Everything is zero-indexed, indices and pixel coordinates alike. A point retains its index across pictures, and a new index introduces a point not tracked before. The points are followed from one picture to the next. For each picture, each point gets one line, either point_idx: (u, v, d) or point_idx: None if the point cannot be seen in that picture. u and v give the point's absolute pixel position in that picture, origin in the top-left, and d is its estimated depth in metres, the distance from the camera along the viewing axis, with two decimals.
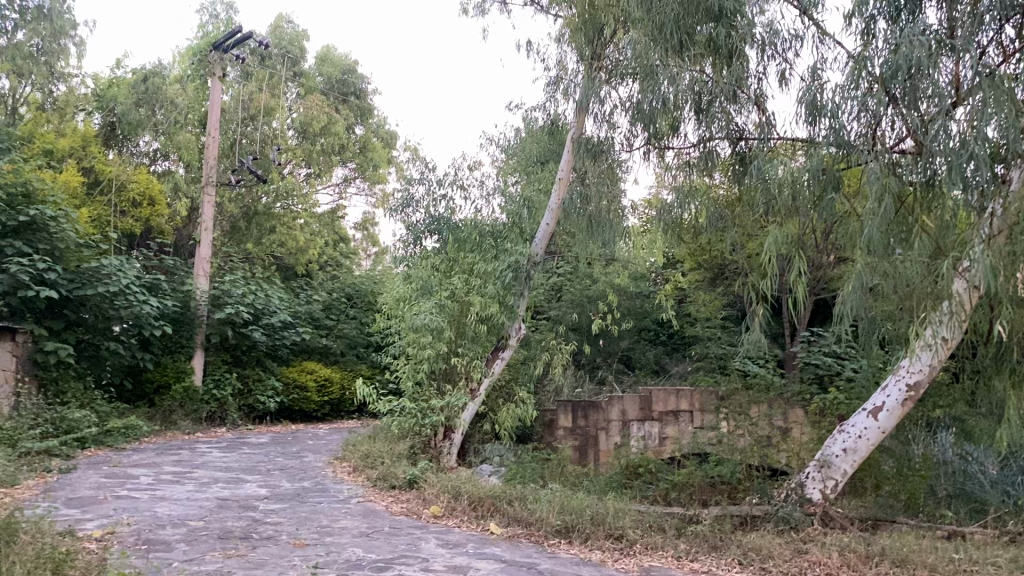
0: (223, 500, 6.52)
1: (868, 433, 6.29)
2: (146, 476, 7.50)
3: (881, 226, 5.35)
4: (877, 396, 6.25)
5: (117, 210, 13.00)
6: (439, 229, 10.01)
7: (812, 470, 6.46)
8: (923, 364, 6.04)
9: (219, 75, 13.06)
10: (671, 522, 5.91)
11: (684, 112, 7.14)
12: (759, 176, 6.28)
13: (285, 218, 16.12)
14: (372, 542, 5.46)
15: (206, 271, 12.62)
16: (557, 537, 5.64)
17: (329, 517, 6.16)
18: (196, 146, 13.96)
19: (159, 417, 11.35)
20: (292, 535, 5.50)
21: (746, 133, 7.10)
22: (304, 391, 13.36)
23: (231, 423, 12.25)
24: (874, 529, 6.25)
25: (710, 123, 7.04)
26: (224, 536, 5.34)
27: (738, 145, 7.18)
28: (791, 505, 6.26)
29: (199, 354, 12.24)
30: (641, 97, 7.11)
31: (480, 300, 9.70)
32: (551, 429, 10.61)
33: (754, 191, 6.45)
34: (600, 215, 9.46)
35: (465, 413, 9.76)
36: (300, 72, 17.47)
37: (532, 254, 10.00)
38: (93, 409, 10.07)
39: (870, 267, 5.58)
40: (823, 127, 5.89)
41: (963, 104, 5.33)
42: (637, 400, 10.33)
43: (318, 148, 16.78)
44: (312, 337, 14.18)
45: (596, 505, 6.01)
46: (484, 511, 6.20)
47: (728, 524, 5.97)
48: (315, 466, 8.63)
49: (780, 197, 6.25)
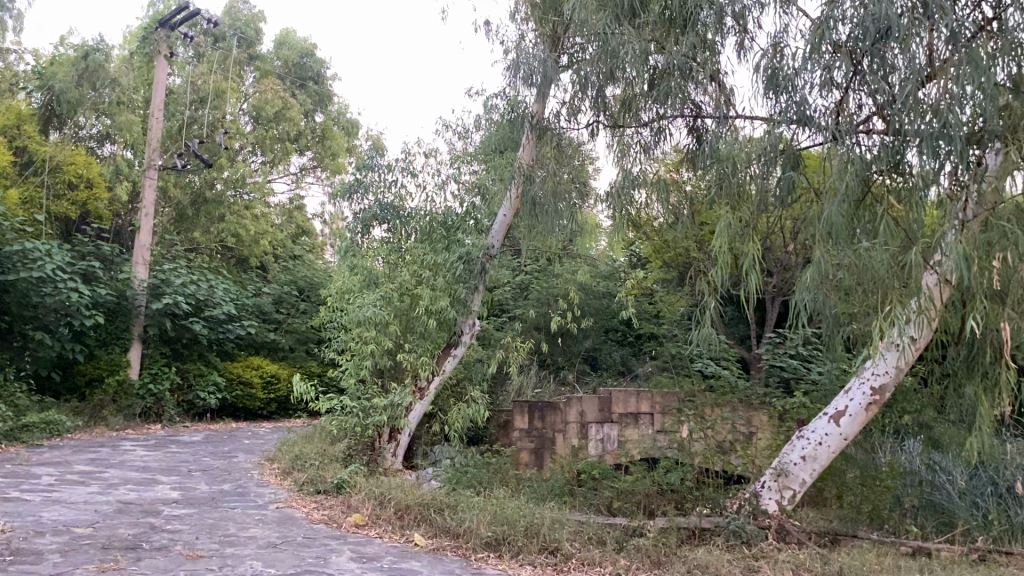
0: (123, 504, 5.89)
1: (829, 439, 5.82)
2: (48, 475, 6.85)
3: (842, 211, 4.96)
4: (839, 401, 5.79)
5: (52, 192, 12.28)
6: (386, 217, 9.40)
7: (768, 479, 5.98)
8: (888, 366, 5.62)
9: (165, 54, 12.42)
10: (612, 535, 5.35)
11: (638, 87, 6.76)
12: (712, 157, 6.06)
13: (235, 205, 15.46)
14: (277, 554, 4.89)
15: (146, 258, 11.96)
16: (485, 550, 5.12)
17: (237, 524, 5.59)
18: (139, 126, 13.30)
19: (87, 411, 10.67)
20: (188, 545, 4.92)
21: (703, 112, 6.63)
22: (248, 387, 12.77)
23: (168, 419, 11.59)
24: (833, 545, 5.67)
25: (664, 99, 6.57)
26: (107, 546, 4.74)
27: (694, 124, 6.70)
28: (743, 517, 5.72)
29: (136, 346, 11.61)
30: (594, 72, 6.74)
31: (429, 292, 9.16)
32: (506, 431, 9.99)
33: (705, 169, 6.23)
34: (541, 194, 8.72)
35: (411, 415, 9.21)
36: (255, 54, 16.69)
37: (487, 247, 9.49)
38: (10, 403, 9.43)
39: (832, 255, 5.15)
40: (784, 100, 5.45)
41: (937, 79, 4.86)
42: (596, 400, 9.75)
43: (272, 134, 16.22)
44: (260, 332, 13.57)
45: (532, 514, 5.48)
46: (410, 520, 5.65)
47: (674, 537, 5.41)
48: (241, 467, 8.03)
49: (736, 177, 6.01)
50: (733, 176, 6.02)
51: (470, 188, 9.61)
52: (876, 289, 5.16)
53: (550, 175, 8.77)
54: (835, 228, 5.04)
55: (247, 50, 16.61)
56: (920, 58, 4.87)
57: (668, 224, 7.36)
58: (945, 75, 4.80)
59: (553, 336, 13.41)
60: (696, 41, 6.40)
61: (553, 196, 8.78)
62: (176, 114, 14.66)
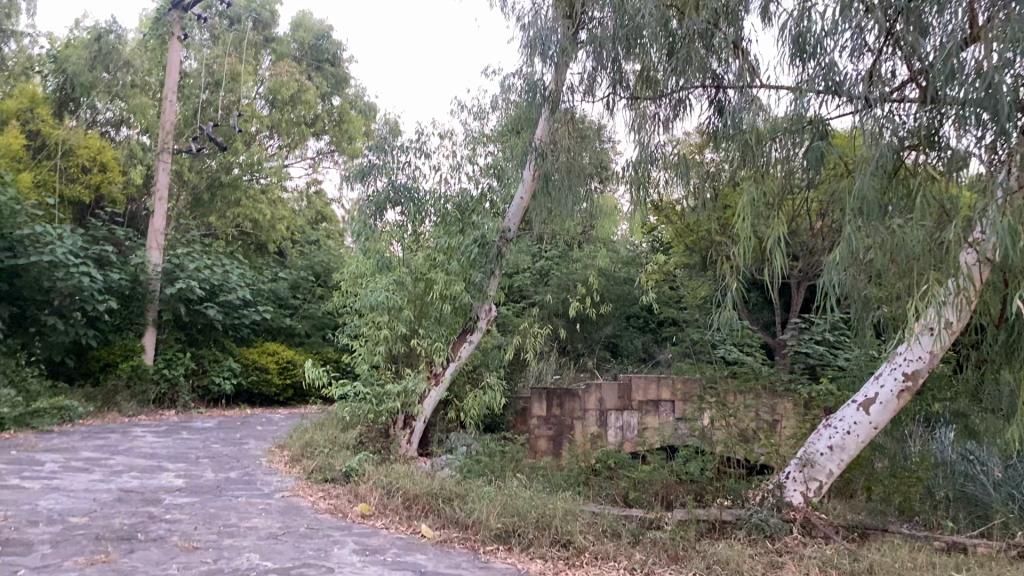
0: (123, 492, 5.72)
1: (858, 428, 5.52)
2: (52, 462, 6.71)
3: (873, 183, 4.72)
4: (868, 388, 5.49)
5: (65, 176, 12.17)
6: (400, 200, 9.14)
7: (792, 470, 5.69)
8: (921, 350, 5.31)
9: (179, 35, 12.26)
10: (627, 527, 5.10)
11: (652, 54, 6.59)
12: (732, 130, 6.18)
13: (251, 190, 15.29)
14: (276, 545, 4.68)
15: (160, 243, 11.84)
16: (494, 543, 4.90)
17: (238, 514, 5.40)
18: (153, 109, 13.15)
19: (101, 397, 10.57)
20: (186, 536, 4.73)
21: (725, 83, 6.38)
22: (264, 373, 12.64)
23: (183, 405, 11.48)
24: (862, 540, 5.39)
25: (681, 69, 6.35)
26: (100, 537, 4.56)
27: (715, 95, 6.50)
28: (767, 511, 5.45)
29: (150, 331, 11.51)
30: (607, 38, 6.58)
31: (443, 277, 8.91)
32: (524, 419, 9.79)
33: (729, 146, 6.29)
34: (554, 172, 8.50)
35: (426, 402, 8.96)
36: (272, 37, 16.52)
37: (503, 230, 9.14)
38: (22, 389, 9.36)
39: (862, 233, 4.88)
40: (811, 67, 5.14)
41: (979, 39, 4.57)
42: (615, 388, 9.51)
43: (288, 118, 16.05)
44: (275, 317, 13.45)
45: (544, 505, 5.25)
46: (417, 511, 5.43)
47: (694, 531, 5.15)
48: (250, 454, 7.85)
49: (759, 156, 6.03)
50: (758, 152, 6.04)
51: (484, 170, 9.39)
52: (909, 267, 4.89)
53: (564, 154, 8.53)
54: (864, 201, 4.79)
55: (263, 32, 16.43)
56: (960, 18, 4.61)
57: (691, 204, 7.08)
58: (989, 35, 4.46)
59: (572, 321, 13.14)
60: (718, 8, 6.12)
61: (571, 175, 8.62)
62: (191, 97, 14.51)
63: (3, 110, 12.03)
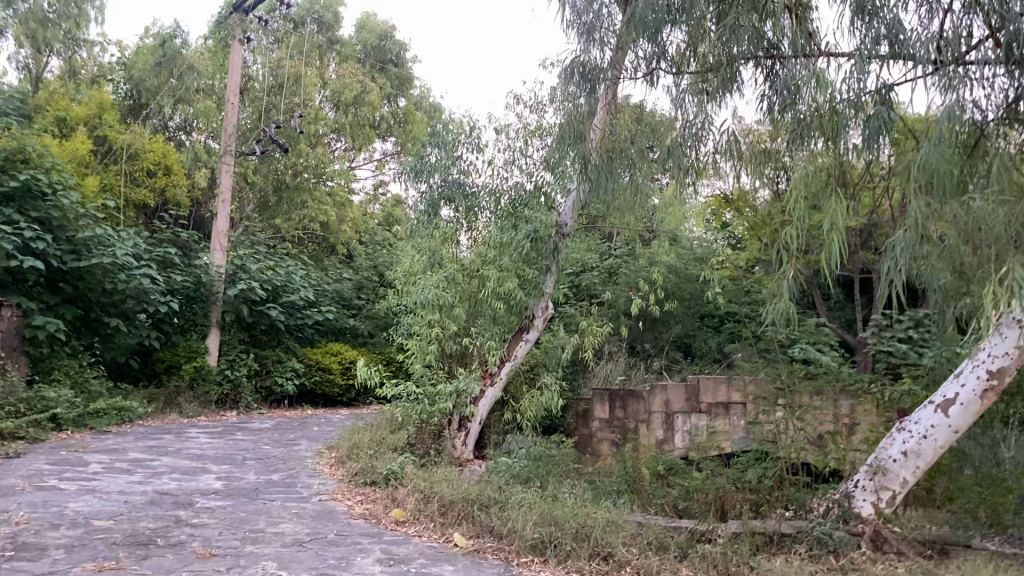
0: (156, 495, 5.60)
1: (936, 432, 5.00)
2: (97, 463, 6.67)
3: (945, 148, 4.48)
4: (948, 388, 4.97)
5: (131, 179, 12.38)
6: (453, 196, 8.86)
7: (862, 478, 5.17)
8: (1006, 346, 4.83)
9: (240, 38, 12.31)
10: (675, 540, 4.69)
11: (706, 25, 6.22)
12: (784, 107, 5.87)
13: (316, 191, 15.28)
14: (298, 554, 4.44)
15: (223, 245, 11.84)
16: (529, 554, 4.56)
17: (267, 519, 5.19)
18: (217, 113, 13.29)
19: (163, 398, 10.64)
20: (206, 542, 4.54)
21: (778, 52, 6.07)
22: (328, 373, 12.58)
23: (245, 406, 11.48)
24: (941, 558, 4.89)
25: (732, 39, 6.00)
26: (119, 542, 4.41)
27: (769, 68, 6.18)
28: (832, 523, 4.95)
29: (213, 333, 11.58)
30: (653, 12, 6.28)
31: (496, 273, 8.66)
32: (586, 421, 9.55)
33: (783, 127, 6.01)
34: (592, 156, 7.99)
35: (481, 404, 8.70)
36: (336, 38, 16.56)
37: (559, 224, 8.79)
38: (83, 390, 9.47)
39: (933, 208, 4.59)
40: (875, 31, 4.90)
41: None
42: (682, 389, 9.02)
43: (351, 118, 16.06)
44: (339, 317, 13.39)
45: (586, 514, 4.88)
46: (452, 518, 5.14)
47: (749, 545, 4.70)
48: (298, 456, 7.69)
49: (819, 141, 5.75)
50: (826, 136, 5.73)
51: (540, 161, 8.98)
52: (986, 243, 4.58)
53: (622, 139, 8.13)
54: (937, 171, 4.51)
55: (328, 34, 16.46)
56: None
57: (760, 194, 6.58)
58: None
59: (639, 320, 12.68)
60: None
61: (613, 163, 8.06)
62: (255, 101, 14.62)
63: (73, 116, 12.30)
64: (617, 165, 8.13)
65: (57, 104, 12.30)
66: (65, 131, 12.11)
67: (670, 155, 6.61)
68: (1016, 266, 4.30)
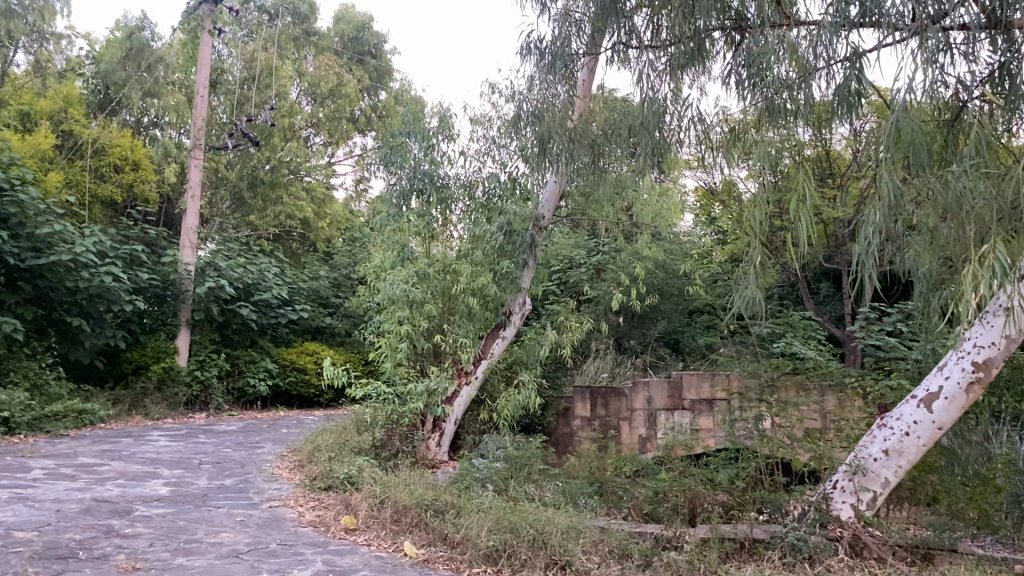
0: (93, 503, 5.27)
1: (919, 429, 4.70)
2: (40, 468, 6.34)
3: (917, 115, 4.22)
4: (931, 381, 4.68)
5: (97, 175, 12.14)
6: (423, 188, 8.23)
7: (840, 479, 4.90)
8: (993, 335, 4.53)
9: (208, 29, 11.90)
10: (639, 548, 4.38)
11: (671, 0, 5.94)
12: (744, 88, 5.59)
13: (293, 186, 15.02)
14: (231, 567, 4.10)
15: (193, 242, 11.52)
16: (482, 564, 4.25)
17: (207, 527, 4.85)
18: (187, 107, 12.94)
19: (129, 401, 10.30)
20: (135, 554, 4.22)
21: (746, 22, 5.77)
22: (303, 373, 12.27)
23: (215, 408, 11.16)
24: (924, 564, 4.61)
25: (700, 14, 5.71)
26: (38, 556, 4.07)
27: (736, 39, 5.90)
28: (808, 528, 4.66)
29: (183, 332, 11.23)
30: None
31: (469, 268, 8.29)
32: (566, 420, 9.17)
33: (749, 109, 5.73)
34: (547, 130, 7.24)
35: (457, 402, 8.47)
36: (313, 30, 16.31)
37: (536, 218, 8.45)
38: (42, 393, 9.12)
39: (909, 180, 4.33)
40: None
41: None
42: (665, 385, 8.71)
43: (327, 112, 15.79)
44: (315, 316, 13.08)
45: (545, 519, 4.56)
46: (405, 525, 4.82)
47: (717, 551, 4.40)
48: (258, 459, 7.38)
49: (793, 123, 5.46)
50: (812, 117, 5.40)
51: (514, 151, 8.24)
52: (967, 224, 4.27)
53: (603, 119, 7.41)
54: (911, 142, 4.23)
55: (304, 26, 16.22)
56: None
57: (741, 181, 6.27)
58: None
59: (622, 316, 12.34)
60: None
61: (574, 144, 7.27)
62: (228, 94, 14.29)
63: (37, 110, 11.98)
64: (577, 149, 7.31)
65: (20, 97, 11.99)
66: (29, 125, 11.81)
67: (640, 140, 6.32)
68: (997, 244, 3.98)
